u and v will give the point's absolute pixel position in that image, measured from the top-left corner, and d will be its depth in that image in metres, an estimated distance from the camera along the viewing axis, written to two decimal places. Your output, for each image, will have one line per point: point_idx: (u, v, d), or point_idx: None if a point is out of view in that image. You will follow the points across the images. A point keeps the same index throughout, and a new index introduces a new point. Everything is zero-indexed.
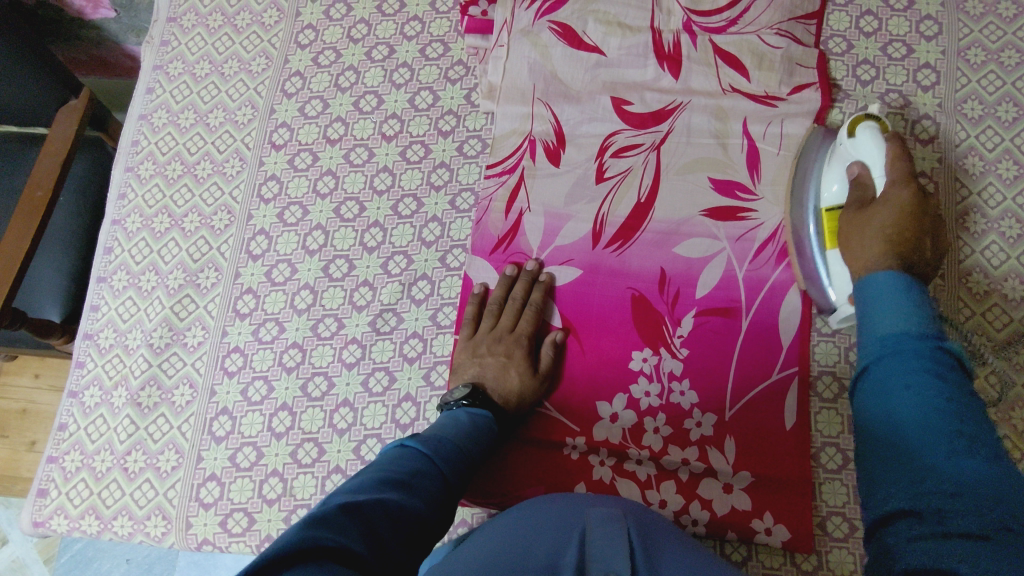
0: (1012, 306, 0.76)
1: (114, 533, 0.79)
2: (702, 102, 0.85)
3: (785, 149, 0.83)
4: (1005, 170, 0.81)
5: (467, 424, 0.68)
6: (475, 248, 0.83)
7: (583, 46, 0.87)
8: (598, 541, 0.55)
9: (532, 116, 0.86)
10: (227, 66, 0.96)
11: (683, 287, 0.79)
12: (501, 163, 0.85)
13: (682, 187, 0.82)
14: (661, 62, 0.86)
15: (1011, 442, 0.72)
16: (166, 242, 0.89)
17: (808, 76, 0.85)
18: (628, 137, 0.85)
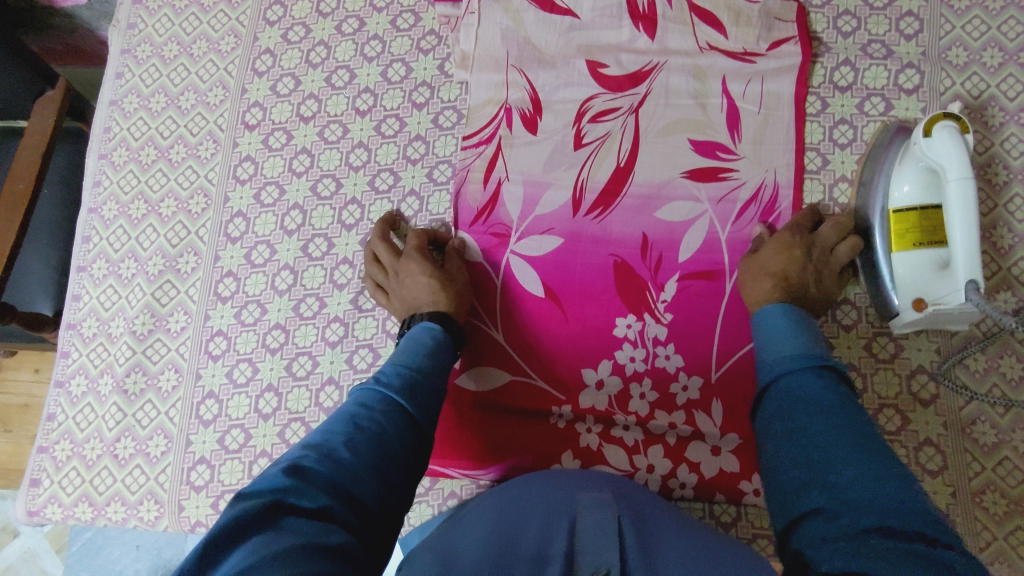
0: (1000, 254, 0.75)
1: (108, 519, 0.79)
2: (680, 62, 0.82)
3: (766, 106, 0.81)
4: (991, 118, 0.79)
5: (422, 350, 0.68)
6: (456, 223, 0.82)
7: (556, 8, 0.84)
8: (589, 530, 0.50)
9: (507, 82, 0.84)
10: (196, 46, 0.94)
11: (665, 250, 0.78)
12: (477, 133, 0.84)
13: (663, 150, 0.81)
14: (636, 22, 0.83)
15: (1001, 390, 0.73)
16: (144, 228, 0.88)
17: (787, 30, 0.82)
18: (605, 101, 0.83)
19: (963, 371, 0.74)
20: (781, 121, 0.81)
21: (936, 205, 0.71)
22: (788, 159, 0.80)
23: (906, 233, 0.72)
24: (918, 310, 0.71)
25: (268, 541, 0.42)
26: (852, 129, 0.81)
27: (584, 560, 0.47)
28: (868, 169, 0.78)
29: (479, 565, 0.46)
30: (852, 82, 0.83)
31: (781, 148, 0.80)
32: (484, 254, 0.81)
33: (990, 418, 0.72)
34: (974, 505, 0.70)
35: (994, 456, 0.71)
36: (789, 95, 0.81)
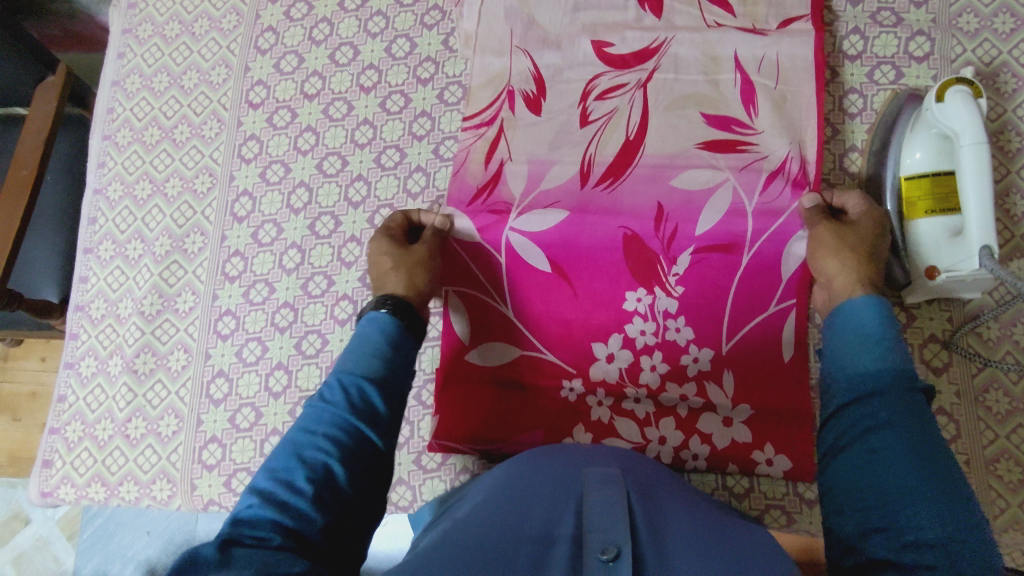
0: (1013, 222, 0.75)
1: (121, 499, 0.79)
2: (687, 36, 0.82)
3: (781, 81, 0.80)
4: (1003, 84, 0.79)
5: (378, 345, 0.62)
6: (452, 198, 0.81)
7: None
8: (596, 506, 0.46)
9: (511, 60, 0.84)
10: (198, 25, 0.94)
11: (680, 220, 0.77)
12: (478, 115, 0.83)
13: (672, 125, 0.80)
14: (643, 1, 0.84)
15: (1014, 357, 0.72)
16: (150, 209, 0.88)
17: (800, 7, 0.82)
18: (611, 79, 0.82)
19: (976, 339, 0.73)
20: (800, 92, 0.80)
21: (948, 171, 0.70)
22: (812, 130, 0.78)
23: (918, 201, 0.71)
24: (931, 279, 0.70)
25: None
26: (862, 98, 0.81)
27: (592, 538, 0.43)
28: (878, 137, 0.78)
29: (480, 549, 0.42)
30: (862, 51, 0.82)
31: (800, 122, 0.79)
32: (484, 233, 0.79)
33: (1003, 386, 0.72)
34: (988, 473, 0.70)
35: (1008, 424, 0.71)
36: (807, 66, 0.80)
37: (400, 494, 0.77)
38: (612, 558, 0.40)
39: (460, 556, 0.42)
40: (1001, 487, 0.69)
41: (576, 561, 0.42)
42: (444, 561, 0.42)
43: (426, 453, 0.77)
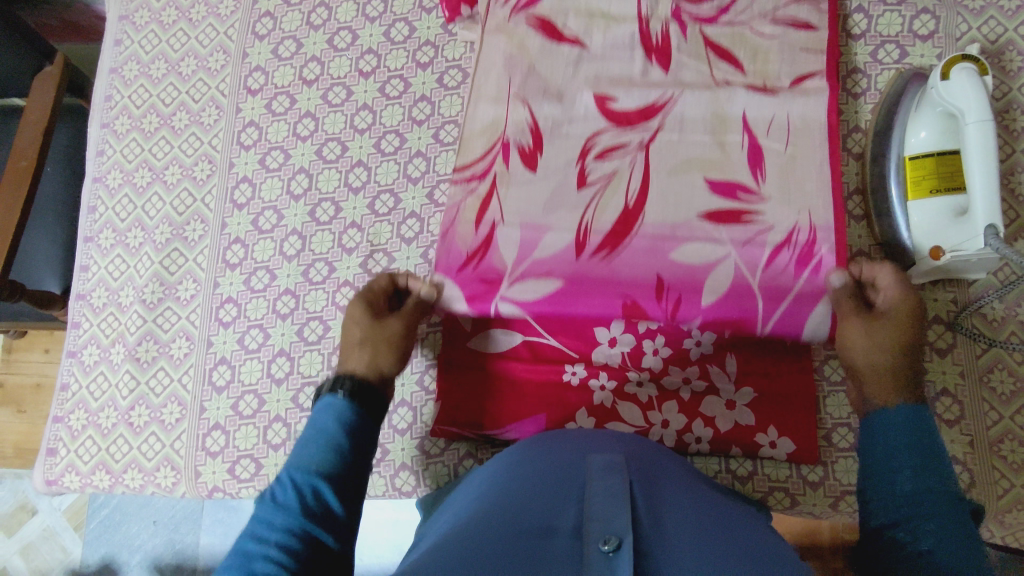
0: (1018, 201, 0.74)
1: (126, 486, 0.80)
2: (696, 92, 0.76)
3: (793, 143, 0.74)
4: (1009, 62, 0.78)
5: (332, 436, 0.61)
6: (441, 265, 0.73)
7: (564, 39, 0.80)
8: (598, 497, 0.44)
9: (508, 110, 0.78)
10: (195, 10, 0.93)
11: (685, 295, 0.69)
12: (471, 166, 0.77)
13: (677, 188, 0.72)
14: (649, 54, 0.79)
15: (1019, 337, 0.72)
16: (150, 197, 0.88)
17: (813, 65, 0.78)
18: (612, 137, 0.75)
19: (980, 319, 0.73)
20: (813, 155, 0.73)
21: (953, 150, 0.69)
22: (825, 198, 0.71)
23: (922, 180, 0.70)
24: (936, 259, 0.70)
25: None
26: (866, 78, 0.80)
27: (592, 528, 0.41)
28: (880, 118, 0.77)
29: (477, 543, 0.42)
30: (866, 30, 0.81)
31: (815, 187, 0.71)
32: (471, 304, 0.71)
33: (1007, 367, 0.71)
34: (991, 453, 0.70)
35: (1012, 404, 0.71)
36: (821, 125, 0.74)
37: (404, 479, 0.77)
38: (612, 548, 0.39)
39: (457, 554, 0.41)
40: (1005, 467, 0.69)
41: (575, 551, 0.40)
42: (440, 560, 0.40)
43: (429, 438, 0.77)
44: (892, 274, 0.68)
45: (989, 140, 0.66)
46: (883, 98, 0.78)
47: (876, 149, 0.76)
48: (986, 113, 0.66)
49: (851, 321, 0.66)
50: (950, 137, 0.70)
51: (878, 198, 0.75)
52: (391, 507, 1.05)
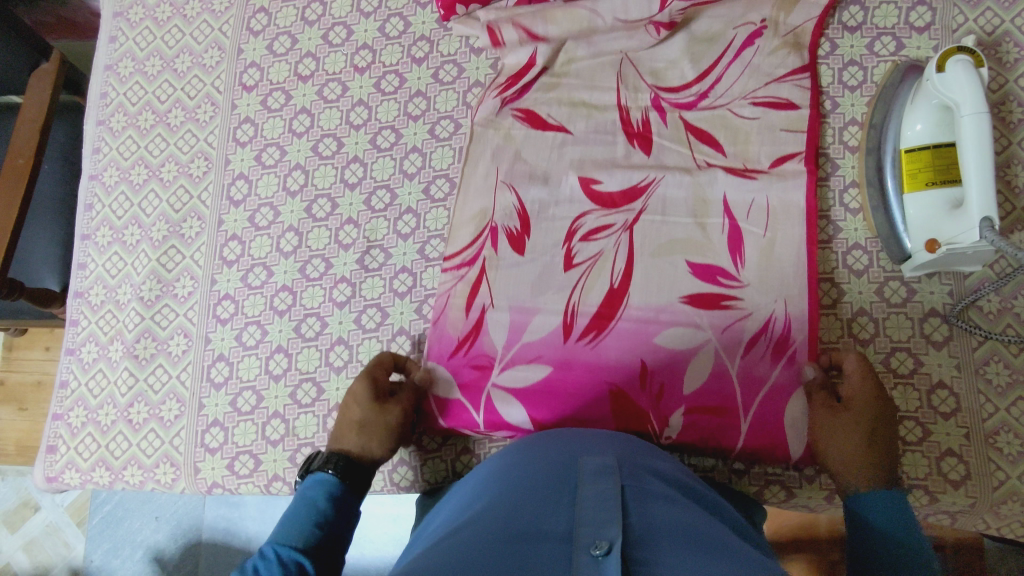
0: (1015, 194, 0.74)
1: (126, 483, 0.80)
2: (676, 177, 0.77)
3: (773, 226, 0.74)
4: (1005, 54, 0.77)
5: (318, 509, 0.64)
6: (434, 350, 0.76)
7: (549, 127, 0.81)
8: (589, 502, 0.45)
9: (495, 198, 0.79)
10: (189, 7, 0.93)
11: (667, 381, 0.71)
12: (460, 253, 0.78)
13: (660, 271, 0.74)
14: (630, 139, 0.80)
15: (1015, 330, 0.72)
16: (146, 194, 0.88)
17: (793, 144, 0.77)
18: (597, 218, 0.77)
19: (976, 312, 0.73)
20: (792, 239, 0.73)
21: (949, 143, 0.70)
22: (801, 288, 0.71)
23: (918, 173, 0.71)
24: (931, 251, 0.70)
25: None
26: (862, 70, 0.80)
27: (584, 534, 0.41)
28: (877, 110, 0.77)
29: (469, 547, 0.42)
30: (862, 22, 0.81)
31: (792, 276, 0.72)
32: (462, 390, 0.74)
33: (1003, 359, 0.71)
34: (987, 446, 0.70)
35: (1008, 396, 0.71)
36: (800, 209, 0.74)
37: (402, 474, 0.77)
38: (602, 551, 0.39)
39: (449, 557, 0.41)
40: (1001, 459, 0.69)
41: (566, 553, 0.40)
42: (431, 563, 0.40)
43: (427, 434, 0.77)
44: (855, 360, 0.66)
45: (984, 132, 0.65)
46: (880, 89, 0.78)
47: (872, 141, 0.77)
48: (982, 105, 0.65)
49: (817, 409, 0.67)
50: (946, 129, 0.70)
51: (873, 189, 0.76)
52: (391, 502, 1.06)
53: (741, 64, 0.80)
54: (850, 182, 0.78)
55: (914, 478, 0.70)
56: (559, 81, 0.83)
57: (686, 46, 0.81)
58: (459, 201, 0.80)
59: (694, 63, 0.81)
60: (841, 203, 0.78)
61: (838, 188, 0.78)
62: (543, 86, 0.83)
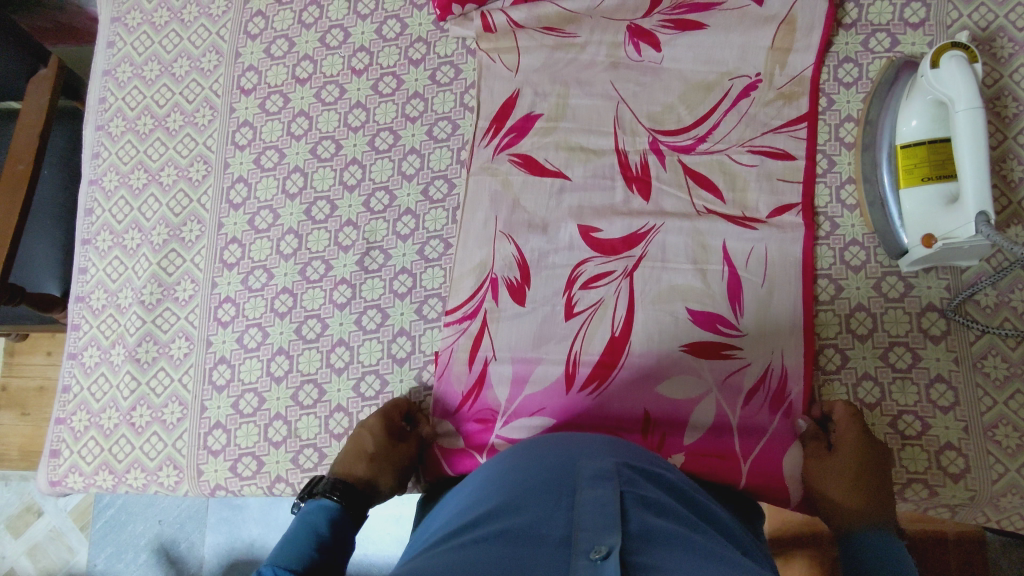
0: (1010, 188, 0.74)
1: (129, 486, 0.81)
2: (676, 223, 0.78)
3: (771, 277, 0.76)
4: (1000, 49, 0.78)
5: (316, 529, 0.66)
6: (439, 403, 0.77)
7: (546, 172, 0.81)
8: (588, 507, 0.45)
9: (494, 250, 0.79)
10: (186, 11, 0.93)
11: (669, 430, 0.73)
12: (461, 306, 0.78)
13: (661, 321, 0.75)
14: (629, 183, 0.80)
15: (1012, 323, 0.72)
16: (146, 198, 0.88)
17: (791, 193, 0.78)
18: (598, 266, 0.77)
19: (973, 306, 0.73)
20: (790, 293, 0.75)
21: (944, 138, 0.70)
22: (797, 340, 0.74)
23: (914, 169, 0.71)
24: (928, 246, 0.70)
25: None
26: (857, 67, 0.80)
27: (582, 538, 0.42)
28: (873, 107, 0.77)
29: (469, 551, 0.43)
30: (857, 19, 0.81)
31: (788, 329, 0.74)
32: (466, 442, 0.75)
33: (1001, 353, 0.72)
34: (986, 438, 0.70)
35: (1006, 389, 0.71)
36: (796, 262, 0.76)
37: None
38: (600, 557, 0.39)
39: (449, 560, 0.42)
40: (1000, 453, 0.70)
41: (565, 559, 0.41)
42: (432, 567, 0.41)
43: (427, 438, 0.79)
44: (843, 407, 0.71)
45: (979, 127, 0.66)
46: (875, 85, 0.79)
47: (869, 136, 0.77)
48: (977, 100, 0.66)
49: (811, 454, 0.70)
50: (941, 124, 0.70)
51: (869, 186, 0.76)
52: (394, 503, 1.07)
53: (738, 114, 0.80)
54: (846, 179, 0.79)
55: (913, 472, 0.71)
56: (556, 125, 0.82)
57: (681, 91, 0.82)
58: (458, 252, 0.80)
59: (690, 109, 0.81)
60: (838, 199, 0.78)
61: (834, 184, 0.79)
62: (540, 131, 0.82)
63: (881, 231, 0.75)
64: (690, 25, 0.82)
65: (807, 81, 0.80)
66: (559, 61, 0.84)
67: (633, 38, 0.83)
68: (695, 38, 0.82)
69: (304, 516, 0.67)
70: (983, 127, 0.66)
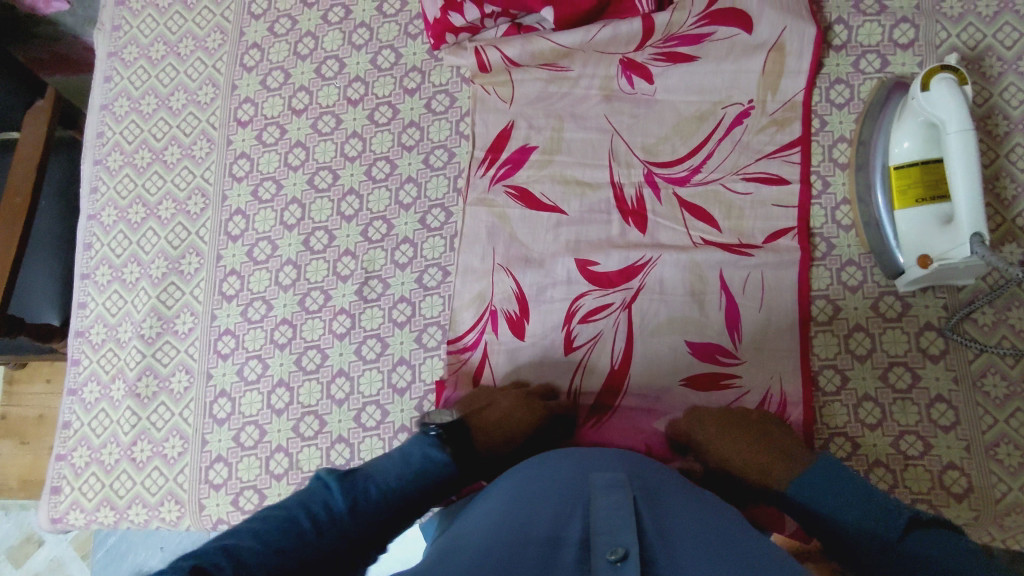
0: (1004, 205, 0.75)
1: (131, 522, 0.80)
2: (674, 256, 0.78)
3: (767, 301, 0.76)
4: (988, 68, 0.79)
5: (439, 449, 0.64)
6: None
7: (542, 206, 0.81)
8: (603, 512, 0.46)
9: (492, 283, 0.80)
10: (183, 45, 0.94)
11: (671, 458, 0.73)
12: (461, 338, 0.79)
13: (659, 351, 0.76)
14: (625, 216, 0.80)
15: (1010, 341, 0.73)
16: (144, 232, 0.88)
17: (786, 218, 0.79)
18: (595, 299, 0.78)
19: (971, 324, 0.74)
20: (788, 320, 0.76)
21: (936, 159, 0.71)
22: (796, 364, 0.75)
23: (907, 190, 0.72)
24: (924, 267, 0.70)
25: None
26: (849, 88, 0.81)
27: (600, 541, 0.43)
28: (866, 127, 0.78)
29: (490, 548, 0.44)
30: (847, 41, 0.82)
31: (786, 353, 0.75)
32: None
33: (1001, 371, 0.72)
34: (988, 457, 0.70)
35: (1006, 408, 0.71)
36: (792, 287, 0.76)
37: None
38: (619, 558, 0.41)
39: (471, 557, 0.43)
40: (1002, 472, 0.70)
41: (584, 562, 0.42)
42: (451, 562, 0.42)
43: None
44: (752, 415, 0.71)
45: (971, 150, 0.66)
46: (869, 104, 0.79)
47: (864, 155, 0.77)
48: (968, 122, 0.66)
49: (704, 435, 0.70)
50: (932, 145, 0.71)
51: (863, 207, 0.77)
52: None
53: (732, 141, 0.81)
54: (841, 200, 0.79)
55: (916, 492, 0.71)
56: (551, 158, 0.83)
57: (674, 122, 0.82)
58: (455, 282, 0.81)
59: (684, 139, 0.82)
60: (833, 220, 0.79)
61: (829, 206, 0.79)
62: (536, 163, 0.83)
63: (876, 251, 0.76)
64: (683, 57, 0.83)
65: (799, 105, 0.81)
66: (554, 95, 0.85)
67: (626, 70, 0.84)
68: (686, 69, 0.83)
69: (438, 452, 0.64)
70: (975, 149, 0.66)
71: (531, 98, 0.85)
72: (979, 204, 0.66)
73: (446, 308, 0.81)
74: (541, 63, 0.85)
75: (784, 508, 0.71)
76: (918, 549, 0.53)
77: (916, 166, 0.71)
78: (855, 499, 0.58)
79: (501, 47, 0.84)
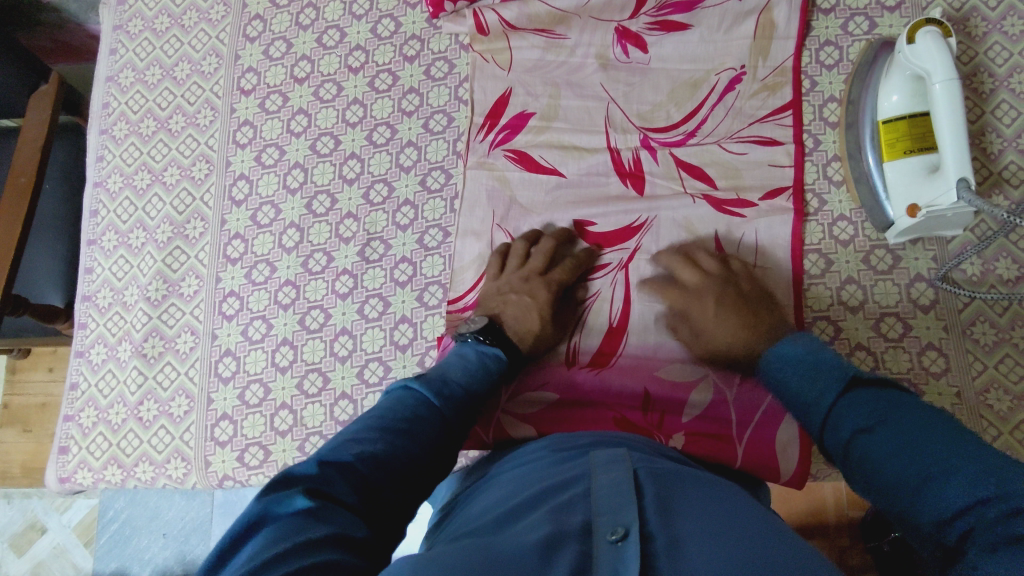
0: (990, 159, 0.77)
1: (138, 480, 0.81)
2: (668, 215, 0.80)
3: (762, 260, 0.78)
4: (974, 28, 0.81)
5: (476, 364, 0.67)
6: None
7: (542, 169, 0.83)
8: (604, 489, 0.46)
9: (493, 243, 0.81)
10: (187, 17, 0.96)
11: (667, 411, 0.74)
12: (461, 298, 0.80)
13: (656, 309, 0.77)
14: (623, 179, 0.82)
15: (999, 290, 0.74)
16: (150, 198, 0.90)
17: (782, 179, 0.80)
18: (593, 259, 0.80)
19: (961, 275, 0.75)
20: (778, 276, 0.77)
21: (923, 112, 0.73)
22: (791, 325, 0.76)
23: (895, 143, 0.74)
24: (912, 216, 0.72)
25: (301, 526, 0.43)
26: (838, 50, 0.83)
27: (601, 521, 0.43)
28: (855, 86, 0.80)
29: (492, 534, 0.44)
30: (835, 4, 0.84)
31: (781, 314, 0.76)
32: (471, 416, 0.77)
33: (989, 319, 0.74)
34: (978, 403, 0.72)
35: (995, 354, 0.73)
36: (785, 246, 0.78)
37: None
38: (619, 538, 0.41)
39: (474, 540, 0.43)
40: (992, 416, 0.71)
41: (584, 542, 0.42)
42: (456, 545, 0.42)
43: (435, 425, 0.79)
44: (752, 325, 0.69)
45: (956, 101, 0.68)
46: (859, 63, 0.81)
47: (854, 112, 0.79)
48: (953, 73, 0.68)
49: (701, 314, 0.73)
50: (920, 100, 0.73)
51: (854, 162, 0.78)
52: None
53: (725, 107, 0.83)
54: (832, 156, 0.81)
55: None
56: (548, 124, 0.85)
57: (669, 90, 0.84)
58: (455, 243, 0.82)
59: (679, 106, 0.84)
60: (824, 176, 0.81)
61: (821, 162, 0.81)
62: (533, 130, 0.85)
63: (867, 205, 0.77)
64: (676, 26, 0.85)
65: (789, 70, 0.83)
66: (551, 65, 0.87)
67: (620, 40, 0.86)
68: (680, 38, 0.85)
69: (483, 354, 0.68)
70: (961, 100, 0.68)
71: (529, 66, 0.87)
72: (966, 155, 0.68)
73: (447, 267, 0.82)
74: (537, 29, 0.87)
75: (780, 460, 0.71)
76: (848, 429, 0.54)
77: (903, 120, 0.74)
78: (822, 367, 0.59)
79: (498, 10, 0.87)
